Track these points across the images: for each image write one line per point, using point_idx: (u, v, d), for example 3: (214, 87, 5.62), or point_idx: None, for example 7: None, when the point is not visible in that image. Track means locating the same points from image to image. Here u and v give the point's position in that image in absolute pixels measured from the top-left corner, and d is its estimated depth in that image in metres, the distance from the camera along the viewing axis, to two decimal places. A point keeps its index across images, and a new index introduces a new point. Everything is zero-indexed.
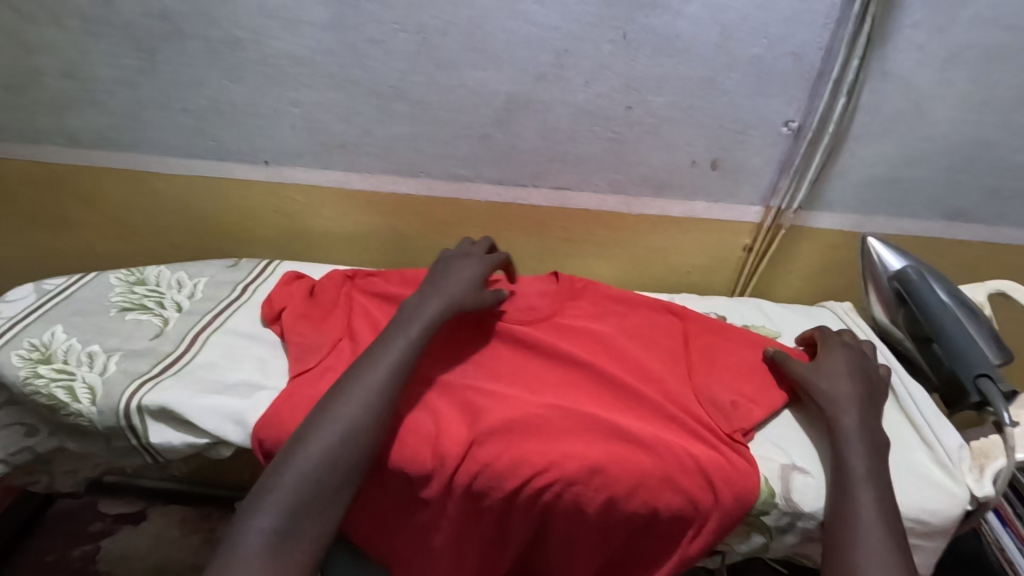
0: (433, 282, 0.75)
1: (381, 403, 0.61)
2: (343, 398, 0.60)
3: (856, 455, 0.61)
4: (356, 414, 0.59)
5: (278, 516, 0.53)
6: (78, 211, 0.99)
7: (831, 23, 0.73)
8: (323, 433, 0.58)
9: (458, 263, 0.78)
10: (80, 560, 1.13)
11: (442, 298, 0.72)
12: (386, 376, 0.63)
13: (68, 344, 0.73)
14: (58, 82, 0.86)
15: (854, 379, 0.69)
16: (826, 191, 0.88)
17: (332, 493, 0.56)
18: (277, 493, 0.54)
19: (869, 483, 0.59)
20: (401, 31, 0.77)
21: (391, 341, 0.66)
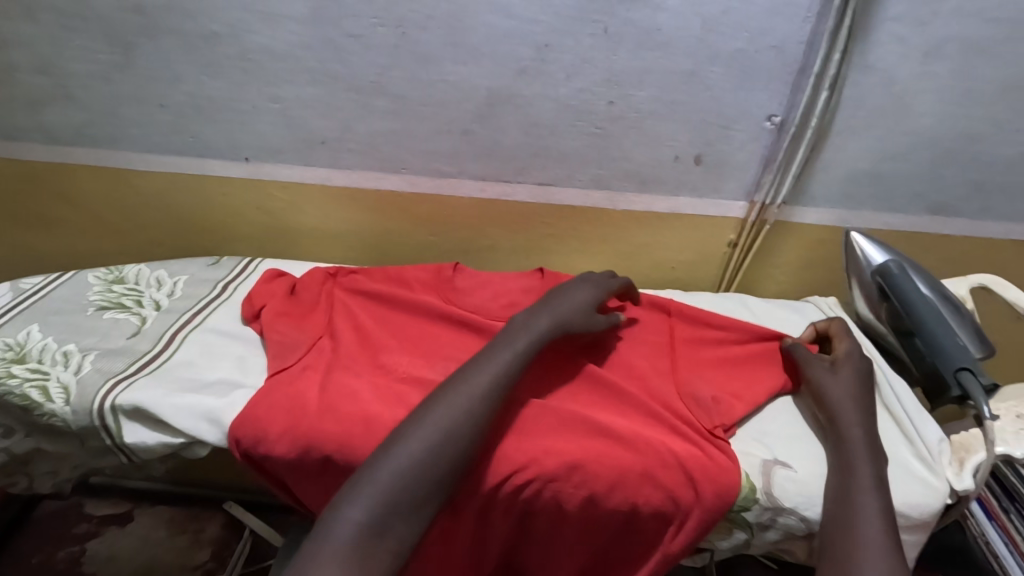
0: (546, 301, 0.73)
1: (487, 410, 0.60)
2: (446, 399, 0.59)
3: (863, 467, 0.60)
4: (457, 416, 0.58)
5: (369, 510, 0.52)
6: (57, 210, 0.97)
7: (812, 16, 0.73)
8: (422, 434, 0.57)
9: (575, 286, 0.76)
10: (64, 562, 1.12)
11: (555, 316, 0.70)
12: (494, 384, 0.61)
13: (44, 344, 0.72)
14: (33, 78, 0.84)
15: (859, 387, 0.69)
16: (810, 186, 0.88)
17: (423, 497, 0.54)
18: (375, 486, 0.53)
19: (875, 494, 0.58)
20: (381, 25, 0.76)
21: (500, 352, 0.65)
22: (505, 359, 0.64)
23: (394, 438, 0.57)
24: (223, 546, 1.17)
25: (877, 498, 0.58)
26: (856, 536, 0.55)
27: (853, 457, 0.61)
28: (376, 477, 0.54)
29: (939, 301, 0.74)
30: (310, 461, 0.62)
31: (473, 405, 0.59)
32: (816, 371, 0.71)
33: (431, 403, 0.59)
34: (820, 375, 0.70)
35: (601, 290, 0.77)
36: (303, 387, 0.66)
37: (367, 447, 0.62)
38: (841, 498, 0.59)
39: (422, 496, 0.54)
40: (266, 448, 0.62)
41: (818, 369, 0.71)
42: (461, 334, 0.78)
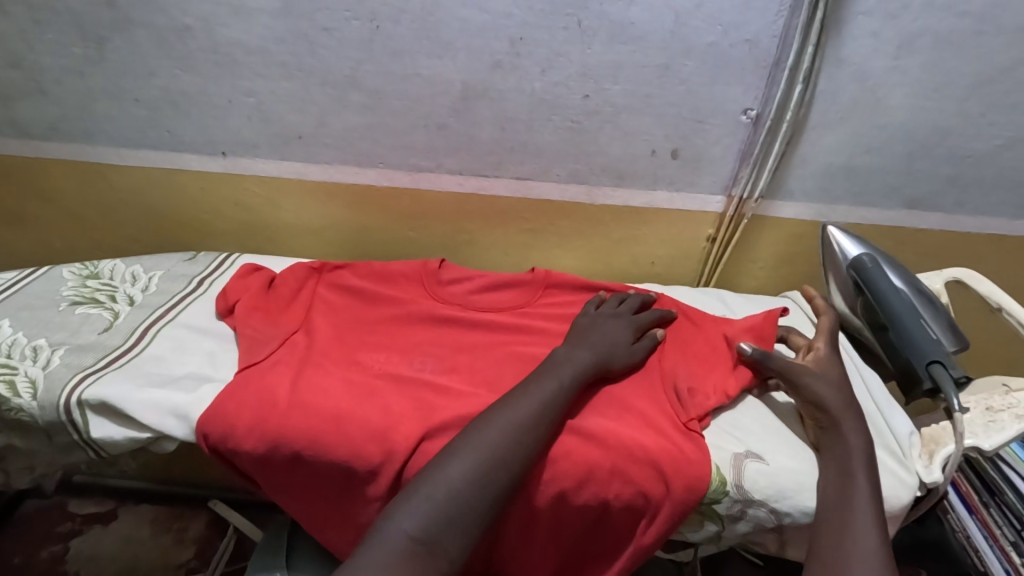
0: (588, 333, 0.73)
1: (535, 437, 0.60)
2: (491, 423, 0.60)
3: (862, 479, 0.60)
4: (503, 437, 0.59)
5: (421, 525, 0.53)
6: (33, 205, 0.97)
7: (784, 10, 0.73)
8: (470, 456, 0.57)
9: (604, 321, 0.75)
10: (46, 561, 1.11)
11: (592, 350, 0.70)
12: (538, 412, 0.61)
13: (13, 339, 0.72)
14: (5, 72, 0.84)
15: (847, 389, 0.67)
16: (786, 180, 0.89)
17: (470, 517, 0.55)
18: (431, 503, 0.54)
19: (874, 507, 0.58)
20: (354, 18, 0.76)
21: (544, 381, 0.65)
22: (552, 389, 0.64)
23: (446, 459, 0.57)
24: (206, 543, 1.16)
25: (874, 512, 0.58)
26: (851, 553, 0.56)
27: (852, 467, 0.61)
28: (431, 498, 0.55)
29: (913, 294, 0.74)
30: (278, 456, 0.62)
31: (523, 430, 0.60)
32: (805, 379, 0.67)
33: (486, 428, 0.59)
34: (813, 383, 0.67)
35: (631, 322, 0.76)
36: (272, 382, 0.66)
37: (334, 443, 0.61)
38: (838, 508, 0.59)
39: (470, 518, 0.55)
40: (235, 443, 0.62)
41: (809, 377, 0.67)
42: (436, 330, 0.78)
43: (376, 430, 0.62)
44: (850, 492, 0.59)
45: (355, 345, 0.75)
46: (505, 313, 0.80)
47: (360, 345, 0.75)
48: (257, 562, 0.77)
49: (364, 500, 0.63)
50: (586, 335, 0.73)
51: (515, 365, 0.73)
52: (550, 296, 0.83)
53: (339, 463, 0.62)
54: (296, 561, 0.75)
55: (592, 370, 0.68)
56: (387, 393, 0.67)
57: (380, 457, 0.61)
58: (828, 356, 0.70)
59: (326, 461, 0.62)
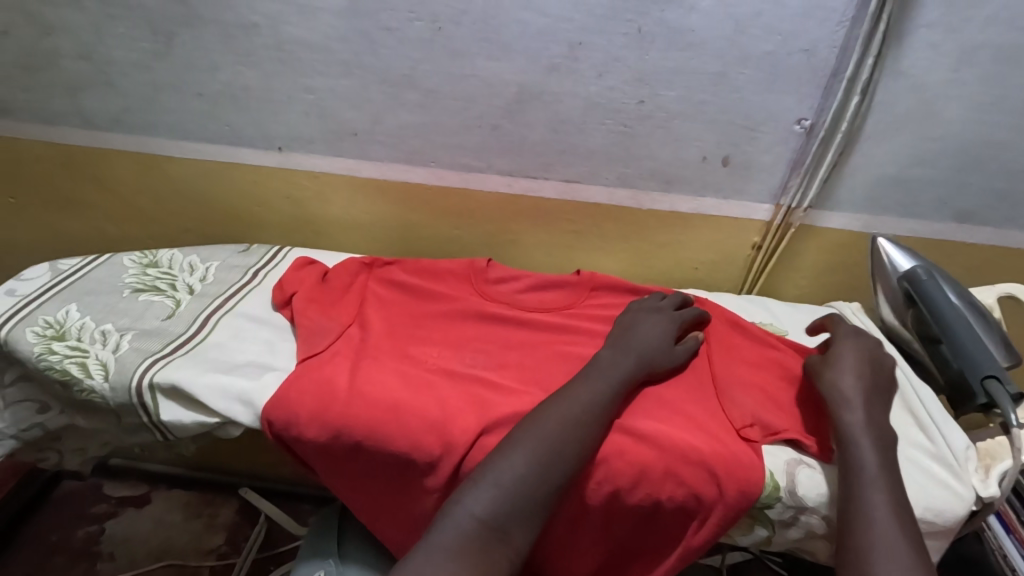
0: (630, 334, 0.73)
1: (589, 430, 0.61)
2: (545, 414, 0.62)
3: (881, 503, 0.56)
4: (559, 429, 0.60)
5: (490, 510, 0.55)
6: (91, 193, 0.99)
7: (847, 21, 0.73)
8: (529, 446, 0.58)
9: (647, 317, 0.76)
10: (84, 540, 1.15)
11: (636, 354, 0.70)
12: (589, 407, 0.63)
13: (82, 323, 0.74)
14: (75, 65, 0.87)
15: (863, 376, 0.67)
16: (836, 190, 0.89)
17: (537, 502, 0.56)
18: (499, 488, 0.56)
19: (881, 485, 0.58)
20: (416, 20, 0.78)
21: (591, 380, 0.66)
22: (601, 390, 0.65)
23: (511, 445, 0.59)
24: (238, 531, 1.18)
25: (893, 534, 0.54)
26: (868, 533, 0.55)
27: (868, 493, 0.57)
28: (498, 484, 0.56)
29: (968, 309, 0.74)
30: (340, 445, 0.64)
31: (579, 430, 0.61)
32: (823, 370, 0.69)
33: (541, 431, 0.60)
34: (824, 371, 0.69)
35: (673, 318, 0.77)
36: (331, 372, 0.67)
37: (394, 434, 0.63)
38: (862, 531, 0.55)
39: (536, 506, 0.56)
40: (298, 431, 0.64)
41: (827, 370, 0.69)
42: (484, 326, 0.79)
43: (436, 424, 0.63)
44: (863, 510, 0.56)
45: (406, 340, 0.76)
46: (557, 310, 0.82)
47: (412, 339, 0.76)
48: (308, 549, 0.79)
49: (420, 493, 0.64)
50: (633, 332, 0.74)
51: (565, 363, 0.74)
52: (596, 298, 0.84)
53: (400, 454, 0.63)
54: (347, 549, 0.77)
55: (639, 369, 0.69)
56: (440, 386, 0.68)
57: (439, 450, 0.62)
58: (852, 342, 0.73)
59: (386, 451, 0.63)
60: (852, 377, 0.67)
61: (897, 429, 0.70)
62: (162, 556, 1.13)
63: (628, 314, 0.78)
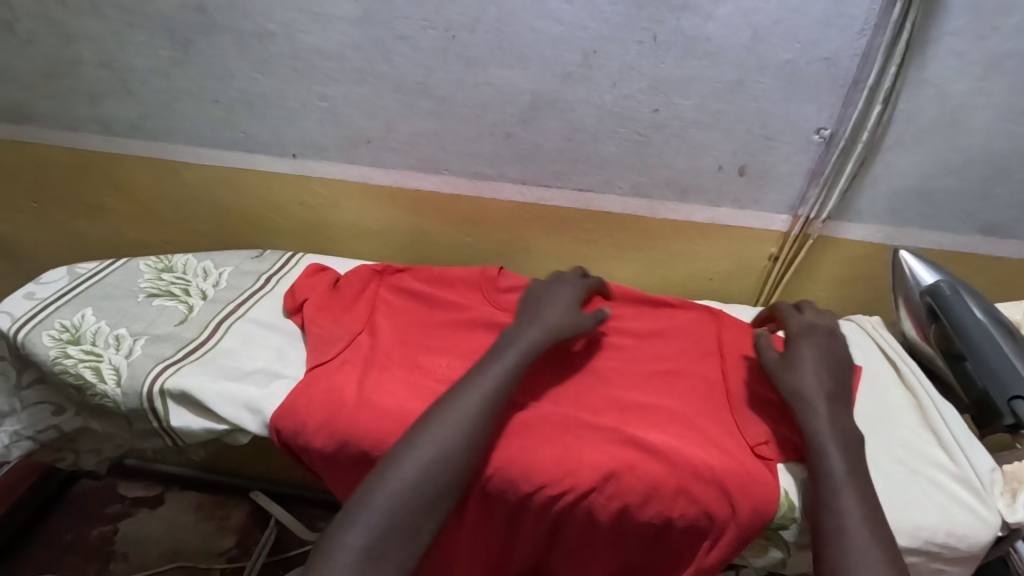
0: (533, 314, 0.73)
1: (476, 433, 0.60)
2: (434, 421, 0.60)
3: (852, 510, 0.56)
4: (444, 438, 0.59)
5: (367, 535, 0.54)
6: (109, 198, 1.01)
7: (869, 29, 0.72)
8: (413, 457, 0.58)
9: (553, 289, 0.78)
10: (97, 540, 1.16)
11: (542, 324, 0.71)
12: (483, 402, 0.61)
13: (97, 327, 0.75)
14: (96, 72, 0.88)
15: (825, 377, 0.67)
16: (857, 201, 0.87)
17: (417, 516, 0.56)
18: (380, 508, 0.56)
19: (852, 490, 0.57)
20: (430, 28, 0.78)
21: (487, 367, 0.65)
22: (493, 380, 0.63)
23: (404, 448, 0.59)
24: (248, 534, 1.19)
25: (869, 540, 0.54)
26: (843, 542, 0.54)
27: (842, 500, 0.57)
28: (379, 503, 0.56)
29: (995, 327, 0.71)
30: (348, 455, 0.63)
31: (465, 425, 0.60)
32: (782, 372, 0.68)
33: (428, 431, 0.60)
34: (785, 375, 0.67)
35: (580, 289, 0.79)
36: (340, 382, 0.67)
37: None
38: (837, 544, 0.54)
39: (415, 519, 0.56)
40: (306, 440, 0.64)
41: (786, 372, 0.67)
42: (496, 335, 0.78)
43: None
44: (836, 519, 0.56)
45: (416, 348, 0.75)
46: None
47: (422, 348, 0.76)
48: None
49: None
50: (539, 312, 0.73)
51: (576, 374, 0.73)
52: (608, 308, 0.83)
53: None
54: None
55: (543, 345, 0.69)
56: (448, 396, 0.67)
57: None
58: (807, 338, 0.72)
59: None
60: (813, 375, 0.67)
61: (919, 449, 0.68)
62: (173, 558, 1.13)
63: (539, 289, 0.78)
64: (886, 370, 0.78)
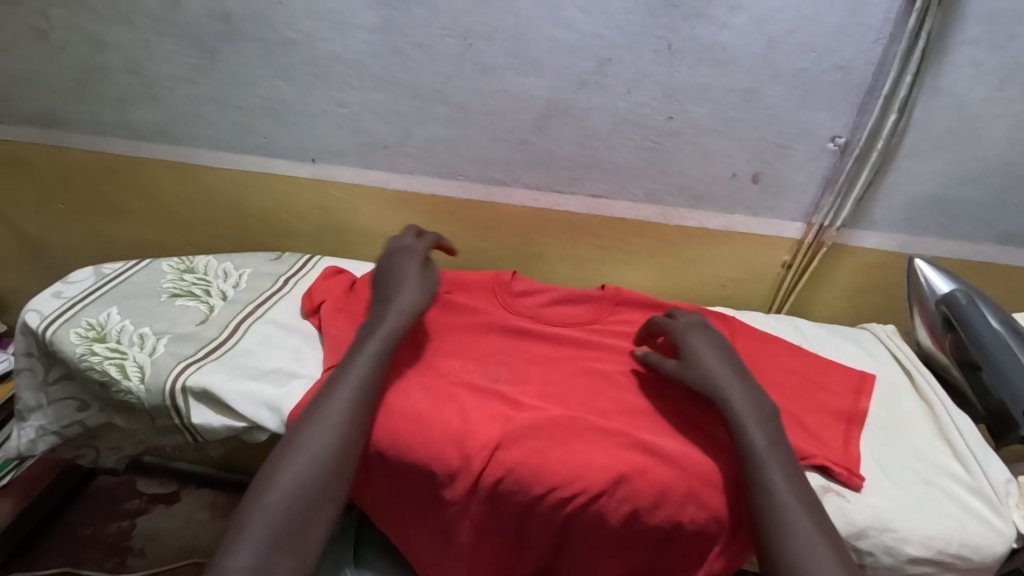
0: (387, 297, 0.73)
1: (347, 432, 0.60)
2: (309, 431, 0.60)
3: (780, 483, 0.57)
4: (320, 442, 0.59)
5: (254, 552, 0.53)
6: (134, 201, 1.04)
7: (884, 38, 0.72)
8: (292, 465, 0.57)
9: (393, 271, 0.76)
10: (115, 535, 1.18)
11: (398, 310, 0.71)
12: (350, 402, 0.62)
13: (122, 326, 0.77)
14: (124, 79, 0.91)
15: (727, 357, 0.68)
16: (873, 209, 0.87)
17: (305, 519, 0.56)
18: (271, 519, 0.54)
19: (777, 461, 0.58)
20: (448, 36, 0.79)
21: (349, 369, 0.65)
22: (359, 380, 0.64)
23: (290, 451, 0.59)
24: None
25: (798, 511, 0.55)
26: (777, 519, 0.55)
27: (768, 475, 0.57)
28: (269, 515, 0.55)
29: (1011, 337, 0.70)
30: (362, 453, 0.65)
31: (345, 422, 0.61)
32: (680, 369, 0.68)
33: (311, 432, 0.60)
34: (682, 370, 0.67)
35: (421, 256, 0.78)
36: None
37: (416, 444, 0.63)
38: (770, 524, 0.55)
39: (302, 524, 0.55)
40: None
41: (684, 367, 0.67)
42: (509, 340, 0.79)
43: (455, 435, 0.64)
44: (764, 497, 0.56)
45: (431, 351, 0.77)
46: (582, 325, 0.82)
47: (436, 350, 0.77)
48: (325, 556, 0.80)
49: (440, 503, 0.65)
50: (387, 295, 0.73)
51: (588, 378, 0.74)
52: (620, 314, 0.84)
53: (419, 465, 0.64)
54: (362, 558, 0.78)
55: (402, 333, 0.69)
56: (461, 398, 0.68)
57: (458, 462, 0.63)
58: (687, 326, 0.72)
59: (407, 461, 0.64)
60: (710, 360, 0.67)
61: (931, 458, 0.67)
62: (188, 555, 1.15)
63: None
64: (900, 379, 0.78)
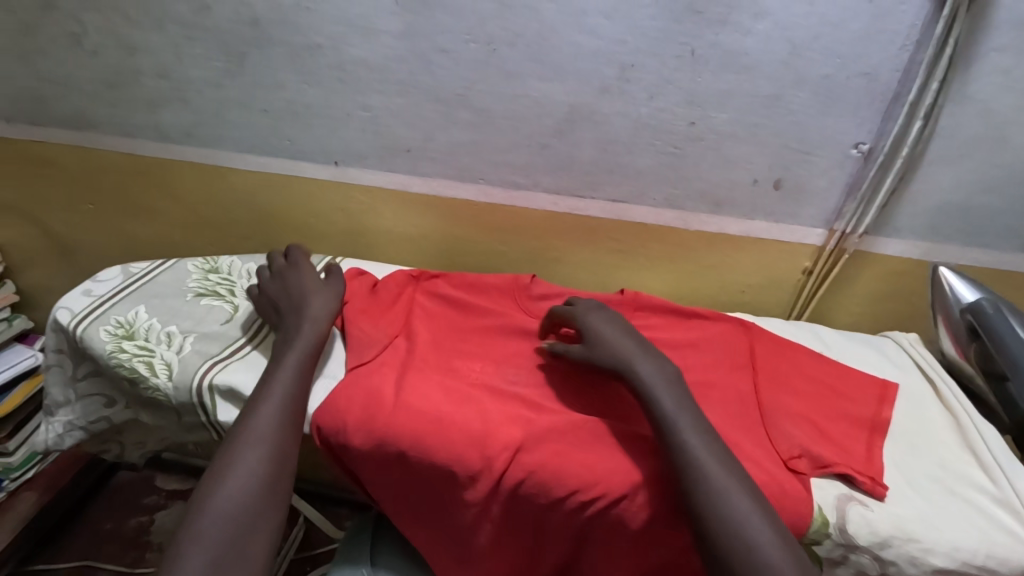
0: (307, 306, 0.75)
1: (285, 433, 0.63)
2: (248, 438, 0.61)
3: (699, 443, 0.59)
4: (261, 443, 0.61)
5: (210, 555, 0.54)
6: (160, 202, 1.06)
7: (910, 44, 0.72)
8: (236, 470, 0.59)
9: (296, 285, 0.78)
10: (135, 530, 1.20)
11: (311, 316, 0.74)
12: (280, 406, 0.64)
13: (149, 324, 0.79)
14: (153, 82, 0.93)
15: (628, 331, 0.71)
16: (896, 216, 0.86)
17: (256, 519, 0.57)
18: (222, 524, 0.55)
19: (691, 424, 0.61)
20: (472, 42, 0.80)
21: (275, 376, 0.67)
22: (286, 383, 0.66)
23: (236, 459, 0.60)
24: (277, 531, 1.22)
25: (720, 468, 0.57)
26: (702, 477, 0.57)
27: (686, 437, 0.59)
28: (219, 519, 0.56)
29: None
30: (385, 454, 0.65)
31: (275, 427, 0.63)
32: (592, 353, 0.69)
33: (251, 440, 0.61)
34: (593, 352, 0.69)
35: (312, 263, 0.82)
36: (379, 383, 0.69)
37: (437, 445, 0.64)
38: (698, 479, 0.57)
39: (255, 524, 0.57)
40: (345, 438, 0.66)
41: (593, 349, 0.69)
42: (529, 344, 0.80)
43: (476, 437, 0.64)
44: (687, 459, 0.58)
45: (451, 353, 0.77)
46: None
47: (456, 353, 0.77)
48: (342, 555, 0.81)
49: (459, 505, 0.65)
50: (312, 303, 0.76)
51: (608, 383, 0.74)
52: (640, 319, 0.83)
53: (440, 466, 0.64)
54: (379, 559, 0.79)
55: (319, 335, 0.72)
56: (481, 401, 0.69)
57: (480, 464, 0.63)
58: (585, 310, 0.74)
59: (429, 462, 0.64)
60: (615, 339, 0.70)
61: (955, 469, 0.67)
62: None
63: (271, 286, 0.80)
64: (924, 388, 0.77)
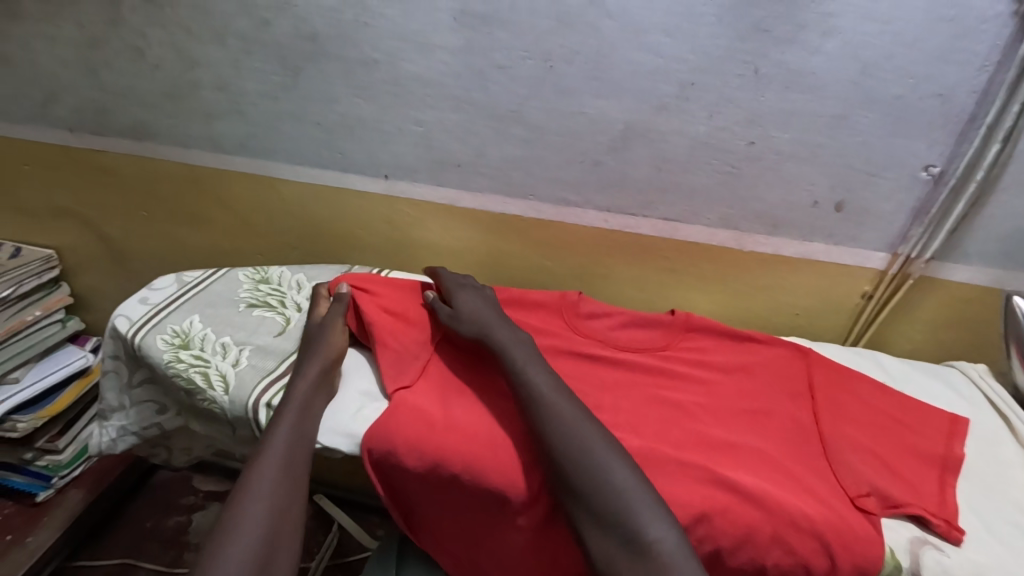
0: (313, 352, 0.74)
1: (292, 493, 0.61)
2: (252, 501, 0.58)
3: (636, 489, 0.57)
4: (267, 505, 0.59)
5: None
6: (210, 210, 1.08)
7: (990, 65, 0.69)
8: (241, 536, 0.56)
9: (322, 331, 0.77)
10: (173, 530, 1.22)
11: (319, 358, 0.73)
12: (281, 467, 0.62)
13: (204, 333, 0.80)
14: (211, 94, 0.95)
15: (490, 305, 0.78)
16: (965, 242, 0.82)
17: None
18: None
19: (621, 467, 0.59)
20: (529, 58, 0.80)
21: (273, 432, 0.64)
22: (285, 439, 0.64)
23: (218, 551, 0.55)
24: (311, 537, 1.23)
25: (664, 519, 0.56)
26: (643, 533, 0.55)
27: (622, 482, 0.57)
28: None
29: None
30: (435, 476, 0.64)
31: (278, 486, 0.60)
32: (459, 319, 0.75)
33: (241, 520, 0.57)
34: (462, 315, 0.75)
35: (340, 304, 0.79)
36: (428, 404, 0.68)
37: (490, 470, 0.63)
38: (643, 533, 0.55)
39: None
40: (397, 460, 0.65)
41: (461, 314, 0.75)
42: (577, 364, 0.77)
43: (528, 462, 0.63)
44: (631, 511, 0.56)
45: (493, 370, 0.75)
46: (654, 351, 0.79)
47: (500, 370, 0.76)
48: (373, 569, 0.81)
49: (508, 529, 0.65)
50: (302, 367, 0.72)
51: (661, 407, 0.71)
52: (690, 341, 0.80)
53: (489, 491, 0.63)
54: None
55: (325, 385, 0.71)
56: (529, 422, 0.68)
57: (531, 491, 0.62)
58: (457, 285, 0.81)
59: (479, 486, 0.63)
60: (479, 310, 0.76)
61: None
62: None
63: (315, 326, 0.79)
64: (995, 424, 0.74)
